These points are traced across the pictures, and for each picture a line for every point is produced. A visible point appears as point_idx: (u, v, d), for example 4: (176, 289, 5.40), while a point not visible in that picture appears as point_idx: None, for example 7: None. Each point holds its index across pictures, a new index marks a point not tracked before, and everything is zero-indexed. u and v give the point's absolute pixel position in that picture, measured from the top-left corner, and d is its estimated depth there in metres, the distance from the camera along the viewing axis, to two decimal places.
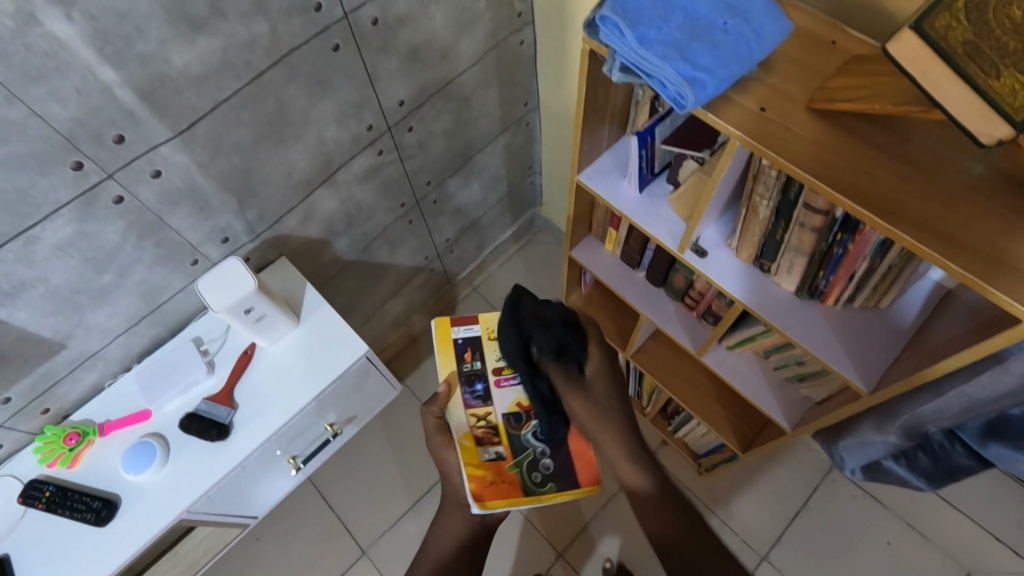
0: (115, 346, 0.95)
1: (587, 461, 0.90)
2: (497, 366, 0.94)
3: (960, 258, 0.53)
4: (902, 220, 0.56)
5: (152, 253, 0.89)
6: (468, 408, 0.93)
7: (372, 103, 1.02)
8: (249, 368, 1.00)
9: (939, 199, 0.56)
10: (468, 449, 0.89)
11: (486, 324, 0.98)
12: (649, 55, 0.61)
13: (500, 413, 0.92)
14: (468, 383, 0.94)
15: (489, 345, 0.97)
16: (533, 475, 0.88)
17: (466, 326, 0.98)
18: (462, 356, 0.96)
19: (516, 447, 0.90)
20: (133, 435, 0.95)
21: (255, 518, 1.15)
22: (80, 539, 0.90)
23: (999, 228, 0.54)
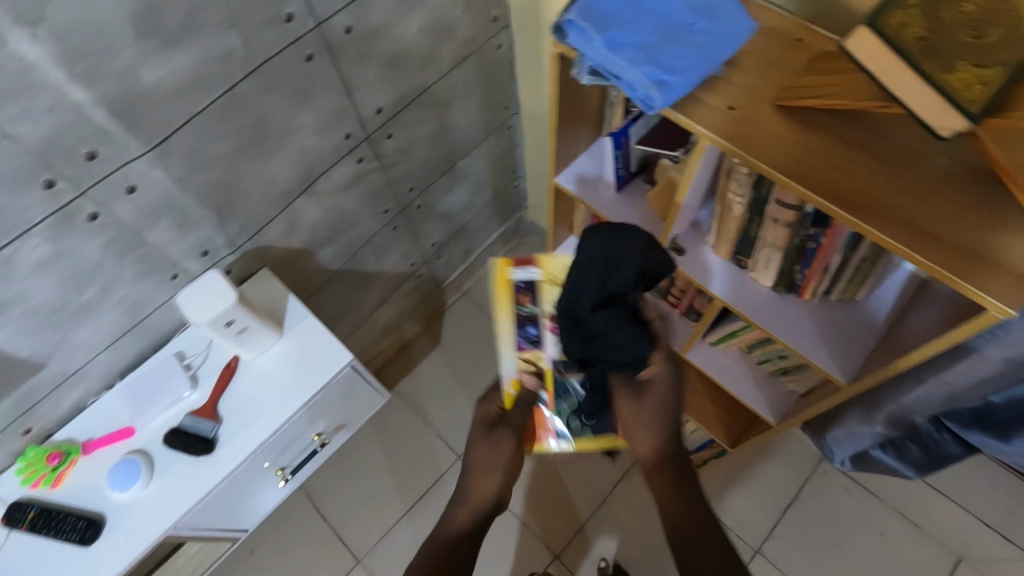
0: (97, 363, 0.94)
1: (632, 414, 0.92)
2: (552, 312, 0.95)
3: (927, 249, 0.54)
4: (871, 212, 0.56)
5: (133, 269, 0.88)
6: (518, 351, 0.95)
7: (350, 111, 1.01)
8: (232, 382, 1.00)
9: (906, 190, 0.57)
10: (510, 395, 0.92)
11: (545, 269, 0.97)
12: (617, 58, 0.61)
13: (550, 359, 0.94)
14: (523, 327, 0.95)
15: (546, 291, 0.96)
16: (572, 422, 0.92)
17: (525, 269, 0.97)
18: (520, 300, 0.96)
19: (560, 391, 0.93)
20: (116, 453, 0.94)
21: (245, 531, 1.14)
22: (66, 559, 0.89)
23: (965, 217, 0.55)
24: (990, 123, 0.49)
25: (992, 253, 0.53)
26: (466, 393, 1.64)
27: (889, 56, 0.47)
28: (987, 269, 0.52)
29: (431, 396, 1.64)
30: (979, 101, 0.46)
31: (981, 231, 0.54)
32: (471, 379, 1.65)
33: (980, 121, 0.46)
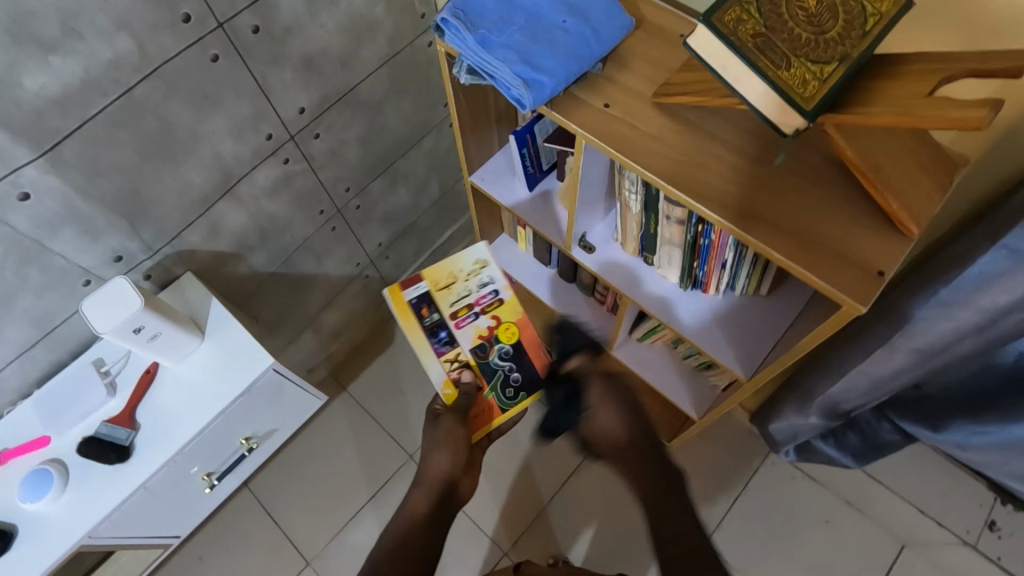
0: (9, 374, 0.92)
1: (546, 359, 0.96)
2: (453, 312, 0.94)
3: (787, 248, 0.54)
4: (736, 210, 0.56)
5: (37, 279, 0.87)
6: (438, 356, 0.93)
7: (269, 114, 1.00)
8: (151, 390, 0.98)
9: (774, 186, 0.57)
10: (450, 395, 0.92)
11: (432, 279, 0.95)
12: (488, 57, 0.61)
13: (467, 349, 0.94)
14: (433, 333, 0.94)
15: (439, 296, 0.95)
16: (505, 390, 0.94)
17: (415, 285, 0.95)
18: (420, 314, 0.94)
19: (488, 372, 0.94)
20: (31, 463, 0.93)
21: (177, 537, 1.13)
22: None
23: (827, 213, 0.55)
24: (835, 119, 0.48)
25: (849, 248, 0.53)
26: (418, 393, 1.64)
27: (726, 53, 0.47)
28: (841, 265, 0.52)
29: (382, 398, 1.63)
30: (815, 98, 0.46)
31: (841, 226, 0.54)
32: (423, 380, 1.65)
33: (815, 118, 0.46)
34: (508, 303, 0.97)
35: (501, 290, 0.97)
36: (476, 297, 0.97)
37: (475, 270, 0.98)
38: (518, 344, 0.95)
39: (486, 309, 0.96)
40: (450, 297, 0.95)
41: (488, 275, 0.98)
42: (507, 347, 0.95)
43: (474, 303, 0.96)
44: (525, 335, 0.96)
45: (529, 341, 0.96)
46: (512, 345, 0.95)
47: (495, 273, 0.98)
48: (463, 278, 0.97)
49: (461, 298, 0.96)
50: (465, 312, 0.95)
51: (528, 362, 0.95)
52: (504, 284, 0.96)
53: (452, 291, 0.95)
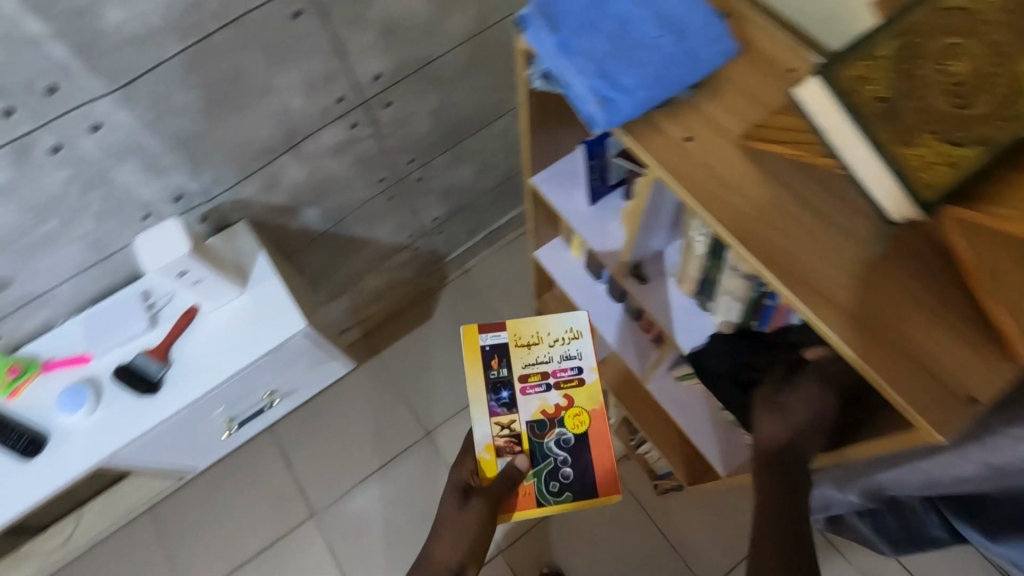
0: (64, 290, 0.97)
1: (607, 467, 0.90)
2: (524, 374, 0.91)
3: (851, 342, 0.47)
4: (802, 285, 0.49)
5: (98, 205, 0.89)
6: (492, 416, 0.90)
7: (342, 75, 0.98)
8: (188, 331, 1.00)
9: (850, 266, 0.50)
10: (489, 462, 0.89)
11: (515, 332, 0.93)
12: (566, 65, 0.55)
13: (524, 421, 0.90)
14: (495, 390, 0.91)
15: (515, 352, 0.93)
16: (551, 483, 0.89)
17: (493, 333, 0.93)
18: (489, 364, 0.92)
19: (538, 454, 0.89)
20: (71, 377, 0.98)
21: (194, 469, 1.18)
22: (6, 468, 0.94)
23: (904, 308, 0.48)
24: (962, 215, 0.43)
25: (925, 354, 0.46)
26: (446, 371, 1.63)
27: (840, 118, 0.42)
28: (909, 372, 0.46)
29: (410, 369, 1.64)
30: (939, 187, 0.41)
31: (918, 327, 0.47)
32: (453, 359, 1.65)
33: (935, 210, 0.41)
34: (587, 387, 0.92)
35: (584, 370, 0.93)
36: (555, 367, 0.93)
37: (565, 339, 0.94)
38: (583, 436, 0.90)
39: (560, 383, 0.92)
40: (524, 356, 0.92)
41: (576, 349, 0.94)
42: (570, 433, 0.90)
43: (550, 373, 0.92)
44: (593, 428, 0.91)
45: (596, 436, 0.90)
46: (576, 434, 0.91)
47: (584, 350, 0.93)
48: (547, 342, 0.93)
49: (537, 363, 0.93)
50: (537, 380, 0.92)
51: (586, 460, 0.90)
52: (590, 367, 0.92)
53: (531, 352, 0.92)
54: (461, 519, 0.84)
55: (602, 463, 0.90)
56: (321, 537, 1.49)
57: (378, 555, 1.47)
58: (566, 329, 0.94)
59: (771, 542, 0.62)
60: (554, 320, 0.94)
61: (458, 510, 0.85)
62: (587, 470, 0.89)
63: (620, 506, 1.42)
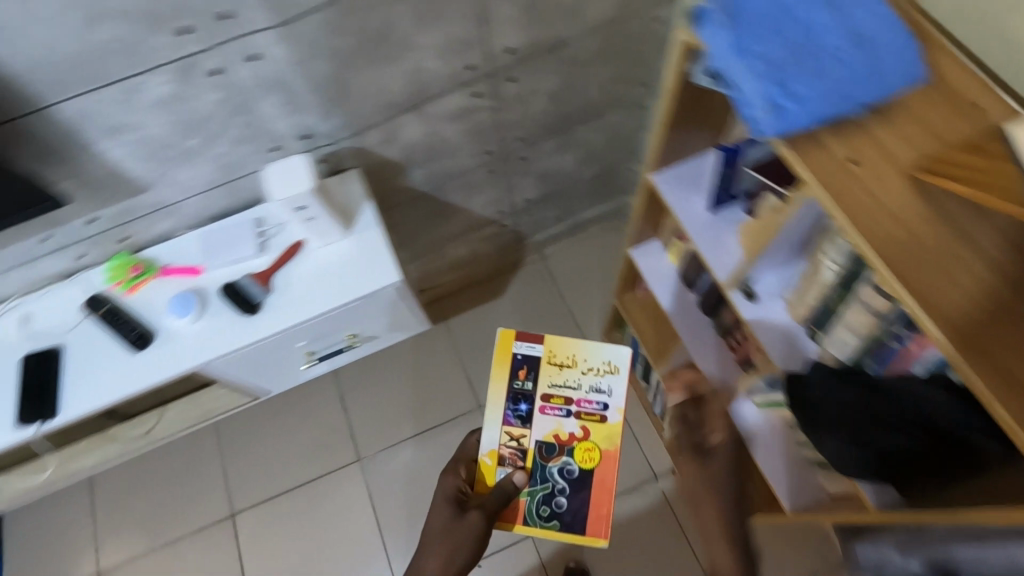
0: (190, 203, 1.04)
1: (601, 510, 0.99)
2: (547, 394, 1.02)
3: (980, 382, 0.46)
4: (940, 319, 0.48)
5: (237, 130, 0.95)
6: (507, 424, 1.02)
7: (479, 44, 1.00)
8: (291, 261, 1.05)
9: (992, 310, 0.48)
10: (490, 466, 1.01)
11: (550, 350, 1.03)
12: (739, 64, 0.54)
13: (535, 438, 1.01)
14: (515, 401, 1.02)
15: (546, 369, 1.03)
16: (543, 506, 0.99)
17: (529, 345, 1.04)
18: (516, 373, 1.03)
19: (539, 476, 1.00)
20: (183, 285, 1.05)
21: (268, 393, 1.25)
22: (115, 356, 1.01)
23: None
24: None
25: None
26: None
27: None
28: None
29: (472, 342, 1.67)
30: None
31: None
32: None
33: None
34: (605, 425, 1.01)
35: (608, 409, 1.02)
36: (580, 396, 1.03)
37: (598, 370, 1.03)
38: (588, 472, 1.00)
39: (581, 413, 1.02)
40: (550, 375, 1.03)
41: (605, 383, 1.03)
42: (576, 468, 1.00)
43: (573, 399, 1.03)
44: (599, 465, 1.00)
45: (598, 475, 1.00)
46: (580, 468, 1.00)
47: (613, 387, 1.02)
48: (579, 368, 1.03)
49: (562, 385, 1.03)
50: (558, 403, 1.02)
51: (582, 495, 1.00)
52: (616, 408, 1.01)
53: (558, 373, 1.03)
54: (455, 531, 0.95)
55: (595, 503, 0.99)
56: (363, 482, 1.56)
57: (409, 515, 1.52)
58: (601, 362, 1.04)
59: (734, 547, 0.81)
60: (588, 350, 1.04)
61: (455, 520, 0.96)
62: (581, 503, 1.00)
63: (658, 519, 1.40)
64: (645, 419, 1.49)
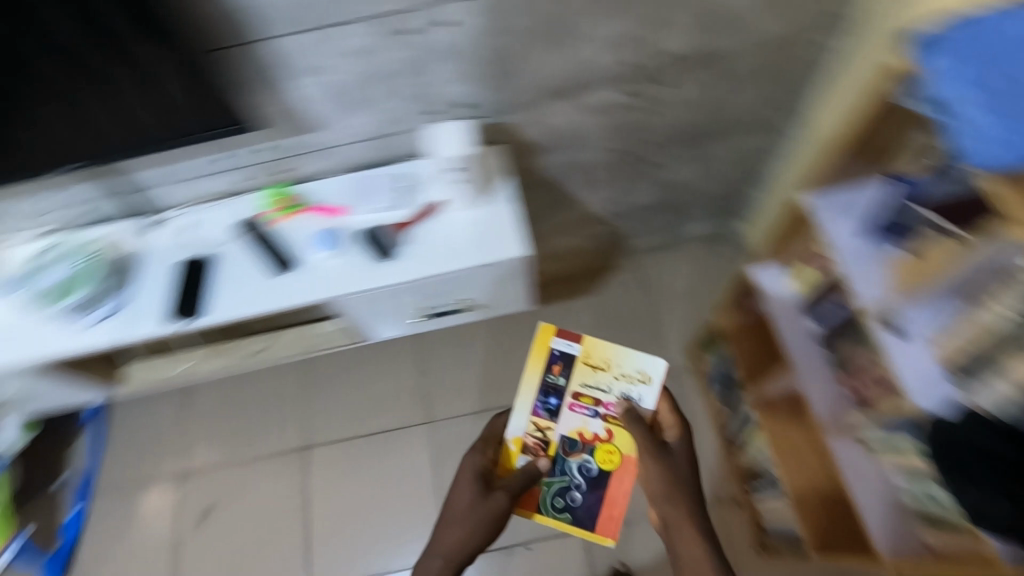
0: (349, 149, 1.13)
1: (610, 509, 1.18)
2: (578, 395, 1.18)
3: None
4: None
5: (410, 88, 1.02)
6: (536, 416, 1.19)
7: (644, 43, 1.04)
8: (428, 218, 1.12)
9: None
10: (516, 451, 1.19)
11: (587, 355, 1.19)
12: (965, 94, 0.61)
13: (560, 433, 1.18)
14: (548, 397, 1.19)
15: (580, 369, 1.19)
16: (558, 498, 1.17)
17: (567, 347, 1.19)
18: (551, 368, 1.20)
19: (559, 468, 1.17)
20: (327, 223, 1.13)
21: (372, 338, 1.33)
22: (260, 276, 1.10)
23: None
24: None
25: None
26: None
27: None
28: None
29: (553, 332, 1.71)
30: None
31: None
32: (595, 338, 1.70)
33: None
34: (628, 431, 1.17)
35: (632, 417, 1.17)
36: (608, 400, 1.18)
37: (631, 378, 1.18)
38: (606, 471, 1.17)
39: (607, 417, 1.18)
40: (582, 377, 1.18)
41: (635, 391, 1.18)
42: (593, 469, 1.17)
43: (602, 402, 1.18)
44: (616, 467, 1.17)
45: (615, 475, 1.17)
46: (600, 467, 1.17)
47: (643, 394, 1.17)
48: (612, 374, 1.19)
49: (594, 388, 1.18)
50: (587, 403, 1.18)
51: (597, 491, 1.18)
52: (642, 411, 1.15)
53: (593, 377, 1.18)
54: (478, 509, 1.08)
55: (606, 503, 1.18)
56: (428, 443, 1.61)
57: None
58: (633, 373, 1.18)
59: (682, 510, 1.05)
60: (621, 360, 1.18)
61: (481, 498, 1.10)
62: (594, 499, 1.18)
63: None
64: (715, 444, 1.56)
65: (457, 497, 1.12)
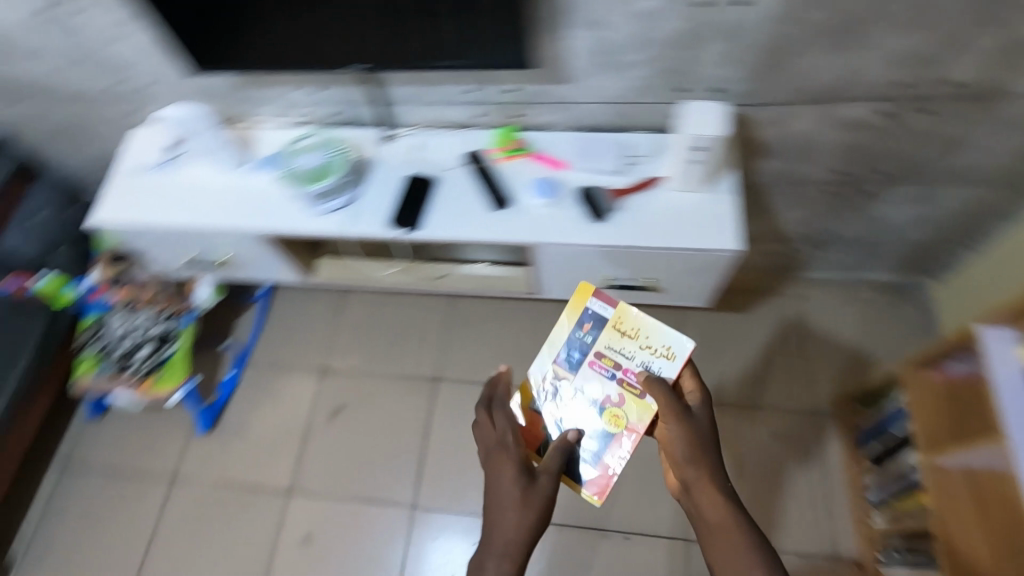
0: (585, 108, 1.16)
1: (603, 474, 1.04)
2: (600, 352, 1.09)
3: None
4: None
5: (673, 61, 1.04)
6: (554, 360, 1.11)
7: (929, 65, 0.99)
8: (646, 191, 1.14)
9: None
10: (526, 387, 1.11)
11: (619, 316, 1.09)
12: None
13: (575, 383, 1.09)
14: (570, 344, 1.11)
15: (609, 331, 1.10)
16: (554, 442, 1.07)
17: (600, 304, 1.10)
18: (582, 322, 1.11)
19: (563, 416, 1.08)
20: (546, 172, 1.18)
21: (541, 294, 1.36)
22: (476, 205, 1.17)
23: None
24: None
25: None
26: (727, 360, 1.64)
27: None
28: None
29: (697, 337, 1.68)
30: None
31: None
32: (739, 356, 1.64)
33: None
34: (641, 403, 1.06)
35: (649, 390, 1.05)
36: (628, 366, 1.08)
37: (655, 350, 1.07)
38: (608, 433, 1.05)
39: (624, 383, 1.07)
40: (609, 336, 1.09)
41: (656, 365, 1.06)
42: (597, 426, 1.06)
43: (622, 367, 1.08)
44: (622, 433, 1.05)
45: (618, 439, 1.05)
46: (603, 427, 1.06)
47: (664, 370, 1.05)
48: (639, 341, 1.08)
49: (617, 349, 1.09)
50: (607, 364, 1.09)
51: (594, 449, 1.05)
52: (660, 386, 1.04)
53: (619, 338, 1.09)
54: (531, 495, 0.93)
55: (602, 463, 1.04)
56: None
57: None
58: (663, 346, 1.07)
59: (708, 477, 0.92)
60: (653, 328, 1.07)
61: (529, 486, 0.93)
62: (587, 458, 1.05)
63: None
64: (846, 500, 1.47)
65: (499, 488, 0.94)
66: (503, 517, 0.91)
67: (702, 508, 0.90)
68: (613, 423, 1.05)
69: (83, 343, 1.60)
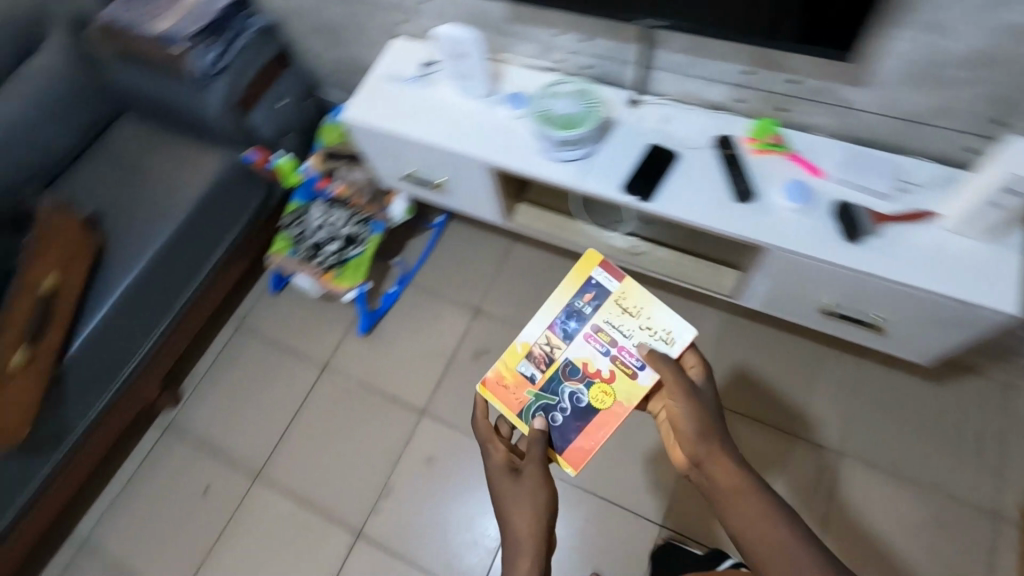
0: (866, 118, 1.08)
1: (583, 446, 1.03)
2: (597, 326, 1.07)
3: None
4: None
5: (1003, 86, 0.93)
6: (547, 330, 1.10)
7: None
8: (913, 223, 1.03)
9: None
10: (517, 351, 1.10)
11: (622, 292, 1.08)
12: None
13: (566, 355, 1.08)
14: (567, 315, 1.09)
15: (610, 305, 1.08)
16: (539, 410, 1.06)
17: (605, 278, 1.09)
18: (582, 294, 1.10)
19: (552, 384, 1.07)
20: (800, 176, 1.10)
21: (737, 300, 1.28)
22: (716, 192, 1.12)
23: None
24: None
25: None
26: (903, 426, 1.48)
27: None
28: None
29: (874, 390, 1.52)
30: None
31: None
32: (921, 424, 1.47)
33: None
34: (633, 383, 1.03)
35: (641, 371, 1.03)
36: (624, 346, 1.06)
37: (655, 333, 1.04)
38: (594, 408, 1.04)
39: (617, 361, 1.05)
40: (610, 309, 1.08)
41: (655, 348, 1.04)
42: (581, 398, 1.05)
43: (619, 345, 1.06)
44: (607, 410, 1.03)
45: (602, 415, 1.03)
46: (590, 402, 1.04)
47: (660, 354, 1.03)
48: (639, 321, 1.06)
49: (617, 326, 1.07)
50: (603, 339, 1.07)
51: (579, 421, 1.04)
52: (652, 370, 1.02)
53: (621, 317, 1.07)
54: (526, 488, 0.93)
55: (585, 436, 1.03)
56: None
57: None
58: (663, 329, 1.04)
59: (720, 458, 0.86)
60: (653, 308, 1.05)
61: (520, 482, 0.94)
62: (570, 430, 1.04)
63: None
64: None
65: (500, 493, 0.94)
66: (509, 514, 0.91)
67: (714, 480, 0.85)
68: (600, 398, 1.03)
69: (285, 224, 1.75)
